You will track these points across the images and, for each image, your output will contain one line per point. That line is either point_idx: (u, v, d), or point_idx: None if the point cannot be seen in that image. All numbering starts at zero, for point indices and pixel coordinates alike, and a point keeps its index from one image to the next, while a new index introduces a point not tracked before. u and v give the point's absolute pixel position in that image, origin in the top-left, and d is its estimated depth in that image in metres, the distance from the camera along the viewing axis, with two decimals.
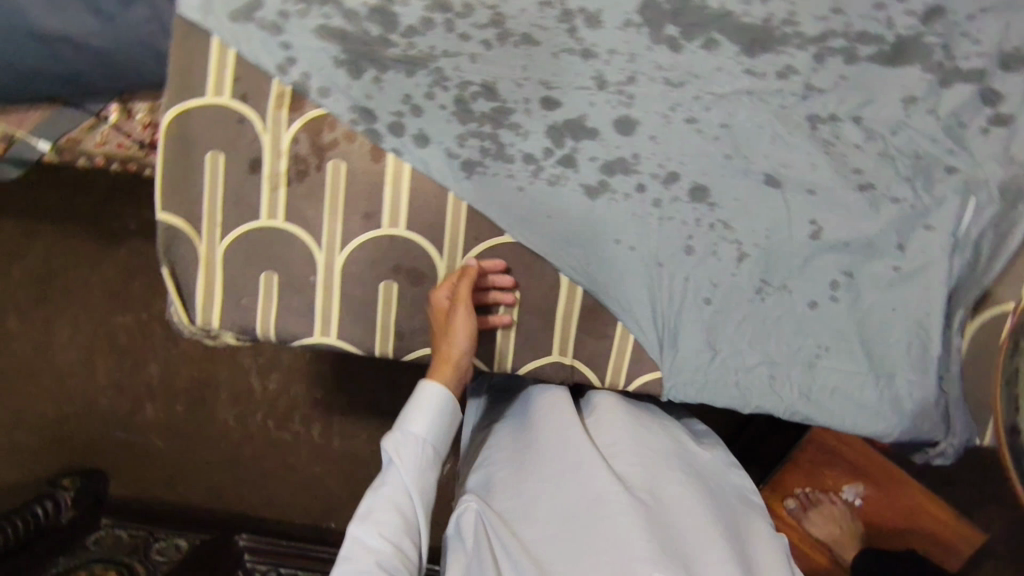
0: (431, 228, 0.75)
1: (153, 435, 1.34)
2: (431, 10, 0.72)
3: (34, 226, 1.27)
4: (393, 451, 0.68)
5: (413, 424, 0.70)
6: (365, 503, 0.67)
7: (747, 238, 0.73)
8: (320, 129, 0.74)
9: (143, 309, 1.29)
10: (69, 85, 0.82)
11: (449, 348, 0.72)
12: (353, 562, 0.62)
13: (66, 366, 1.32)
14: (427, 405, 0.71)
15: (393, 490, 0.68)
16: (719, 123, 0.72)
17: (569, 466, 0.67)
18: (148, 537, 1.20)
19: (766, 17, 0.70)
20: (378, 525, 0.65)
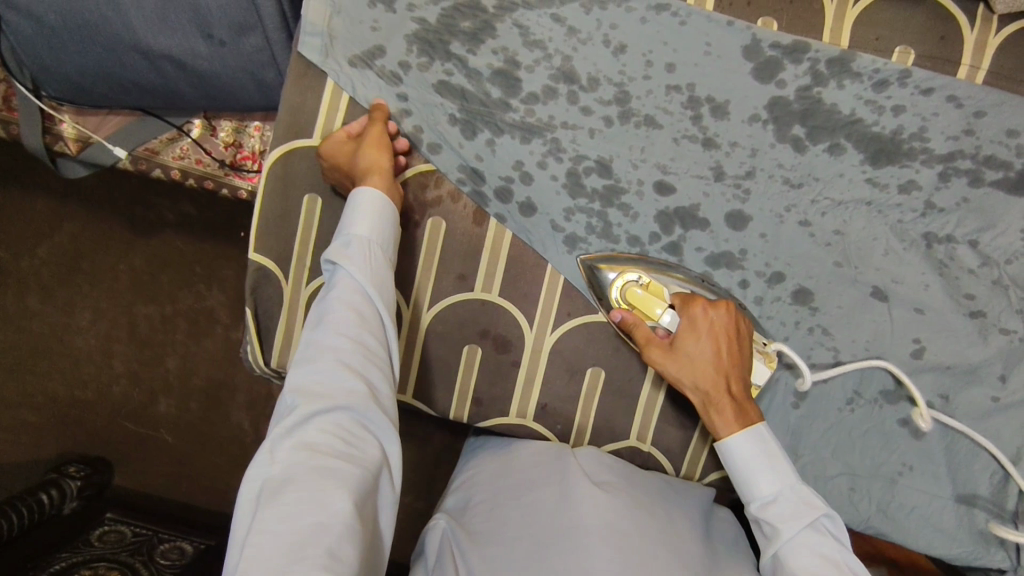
0: (525, 298, 0.73)
1: (165, 430, 1.29)
2: (556, 80, 0.70)
3: (65, 208, 1.25)
4: (337, 253, 0.60)
5: (356, 227, 0.62)
6: (315, 313, 0.58)
7: (845, 347, 0.71)
8: (426, 185, 0.72)
9: (169, 302, 1.26)
10: (162, 99, 0.81)
11: (367, 160, 0.66)
12: (312, 364, 0.55)
13: (84, 351, 1.28)
14: (365, 207, 0.63)
15: (345, 291, 0.59)
16: (833, 230, 0.70)
17: (553, 498, 0.68)
18: (153, 537, 1.10)
19: (896, 129, 0.68)
20: (331, 321, 0.57)
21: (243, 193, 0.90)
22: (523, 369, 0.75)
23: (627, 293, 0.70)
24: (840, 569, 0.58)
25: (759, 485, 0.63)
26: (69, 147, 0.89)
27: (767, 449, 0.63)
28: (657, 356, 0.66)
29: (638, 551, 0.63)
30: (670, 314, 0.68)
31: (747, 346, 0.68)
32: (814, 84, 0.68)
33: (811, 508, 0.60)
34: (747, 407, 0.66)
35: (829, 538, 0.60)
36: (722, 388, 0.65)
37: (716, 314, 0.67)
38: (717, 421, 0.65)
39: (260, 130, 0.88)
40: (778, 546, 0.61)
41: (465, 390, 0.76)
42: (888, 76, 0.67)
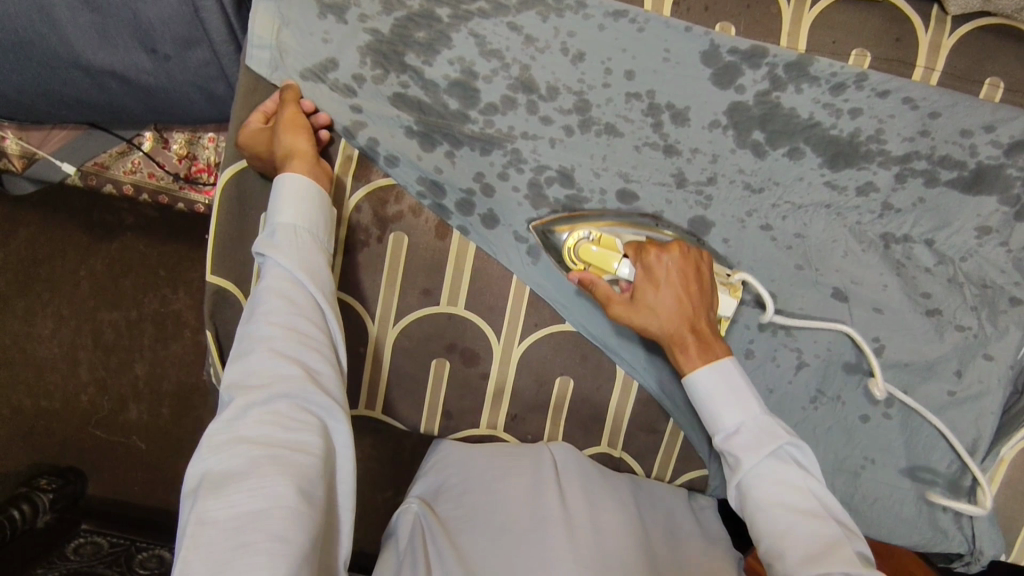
0: (490, 310, 0.73)
1: (137, 437, 1.27)
2: (514, 89, 0.69)
3: (19, 217, 1.23)
4: (266, 241, 0.57)
5: (283, 214, 0.59)
6: (248, 306, 0.56)
7: (807, 347, 0.72)
8: (387, 199, 0.71)
9: (133, 309, 1.24)
10: (107, 113, 0.78)
11: (285, 141, 0.64)
12: (246, 360, 0.52)
13: (47, 361, 1.26)
14: (294, 192, 0.60)
15: (275, 280, 0.56)
16: (793, 233, 0.71)
17: (521, 486, 0.69)
18: (130, 547, 1.09)
19: (854, 132, 0.68)
20: (264, 310, 0.54)
21: (200, 206, 0.89)
22: (492, 380, 0.75)
23: (581, 251, 0.66)
24: (802, 498, 0.55)
25: (721, 417, 0.58)
26: (13, 164, 0.86)
27: (731, 380, 0.59)
28: (619, 311, 0.62)
29: (602, 537, 0.64)
30: (627, 264, 0.64)
31: (708, 283, 0.64)
32: (772, 88, 0.68)
33: (774, 437, 0.56)
34: (716, 342, 0.61)
35: (795, 469, 0.56)
36: (686, 330, 0.61)
37: (670, 258, 0.63)
38: (684, 362, 0.60)
39: (214, 141, 0.85)
40: (741, 477, 0.56)
41: (435, 403, 0.76)
42: (845, 79, 0.67)
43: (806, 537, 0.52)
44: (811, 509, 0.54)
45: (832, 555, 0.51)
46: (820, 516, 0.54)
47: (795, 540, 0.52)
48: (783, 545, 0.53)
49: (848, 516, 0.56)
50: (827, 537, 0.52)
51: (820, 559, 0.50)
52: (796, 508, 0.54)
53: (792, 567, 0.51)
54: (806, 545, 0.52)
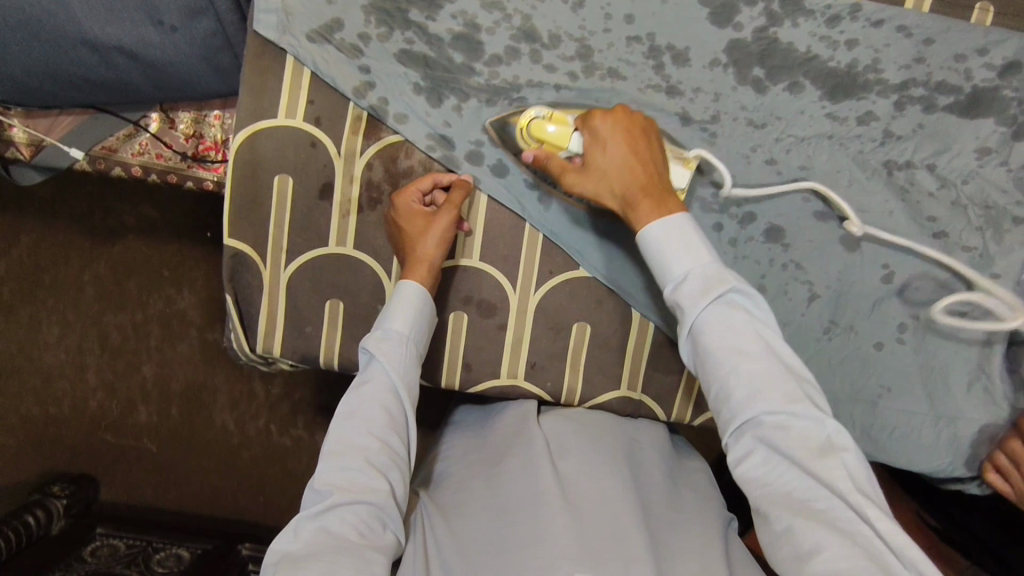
0: (505, 260, 0.74)
1: (148, 439, 1.27)
2: (518, 40, 0.70)
3: (23, 219, 1.23)
4: (376, 349, 0.65)
5: (394, 322, 0.67)
6: (349, 400, 0.64)
7: (819, 280, 0.73)
8: (398, 156, 0.72)
9: (139, 309, 1.24)
10: (115, 92, 0.79)
11: (424, 249, 0.69)
12: (341, 460, 0.61)
13: (56, 367, 1.26)
14: (407, 305, 0.67)
15: (378, 387, 0.65)
16: (798, 166, 0.72)
17: (518, 462, 0.68)
18: (147, 547, 1.09)
19: (851, 63, 0.70)
20: (364, 417, 0.63)
21: (209, 183, 0.89)
22: (510, 331, 0.76)
23: (535, 128, 0.67)
24: (749, 341, 0.54)
25: (670, 268, 0.57)
26: (22, 151, 0.87)
27: (680, 233, 0.58)
28: (572, 179, 0.64)
29: (601, 506, 0.64)
30: (577, 138, 0.65)
31: (657, 144, 0.64)
32: (769, 24, 0.69)
33: (720, 283, 0.55)
34: (670, 198, 0.61)
35: (742, 312, 0.55)
36: (637, 187, 0.61)
37: (616, 121, 0.63)
38: (637, 219, 0.60)
39: (220, 119, 0.86)
40: (689, 324, 0.56)
41: (455, 357, 0.76)
42: (839, 11, 0.69)
43: (750, 377, 0.53)
44: (757, 349, 0.54)
45: (768, 393, 0.52)
46: (764, 354, 0.53)
47: (740, 381, 0.53)
48: (729, 386, 0.53)
49: (794, 351, 0.55)
50: (770, 374, 0.53)
51: (761, 398, 0.52)
52: (742, 349, 0.54)
53: (738, 408, 0.53)
54: (750, 385, 0.53)
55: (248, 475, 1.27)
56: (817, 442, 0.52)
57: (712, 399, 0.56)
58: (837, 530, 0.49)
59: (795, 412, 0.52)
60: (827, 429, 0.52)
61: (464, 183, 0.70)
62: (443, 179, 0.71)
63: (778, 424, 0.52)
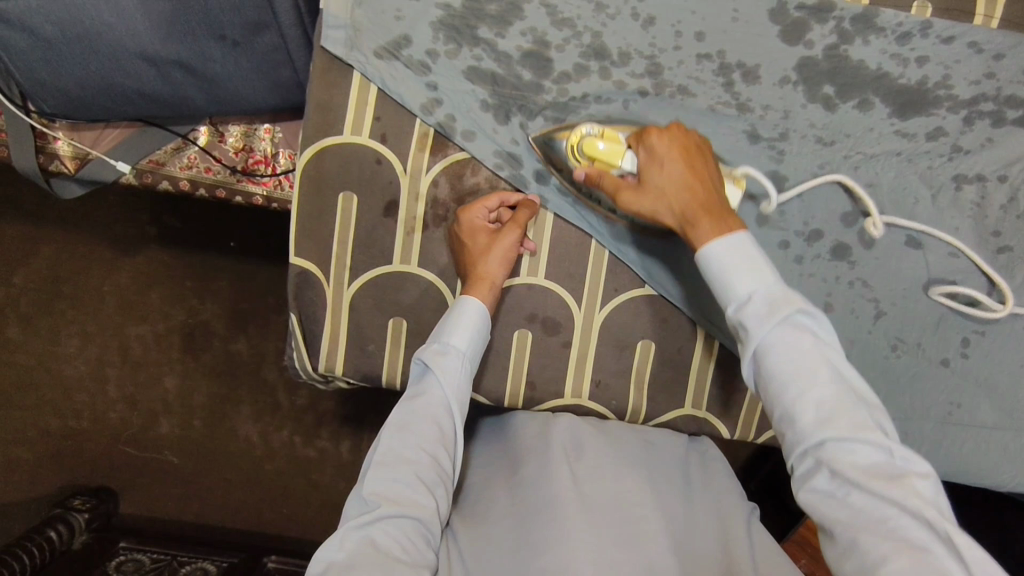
0: (571, 279, 0.73)
1: (169, 452, 1.25)
2: (587, 57, 0.69)
3: (43, 231, 1.21)
4: (432, 362, 0.64)
5: (452, 337, 0.66)
6: (402, 412, 0.63)
7: (885, 297, 0.72)
8: (464, 173, 0.71)
9: (160, 321, 1.23)
10: (166, 107, 0.77)
11: (489, 267, 0.69)
12: (391, 472, 0.60)
13: (75, 379, 1.23)
14: (463, 320, 0.67)
15: (433, 402, 0.64)
16: (866, 183, 0.71)
17: (534, 465, 0.69)
18: (171, 562, 1.06)
19: (922, 79, 0.70)
20: (415, 431, 0.62)
21: (258, 198, 0.87)
22: (575, 349, 0.75)
23: (586, 146, 0.67)
24: (818, 364, 0.51)
25: (735, 287, 0.55)
26: (66, 166, 0.85)
27: (746, 253, 0.56)
28: (628, 197, 0.63)
29: (624, 522, 0.64)
30: (630, 155, 0.65)
31: (711, 163, 0.64)
32: (841, 42, 0.69)
33: (788, 304, 0.53)
34: (729, 216, 0.59)
35: (807, 333, 0.53)
36: (695, 205, 0.60)
37: (671, 138, 0.63)
38: (695, 238, 0.59)
39: (271, 133, 0.86)
40: (755, 349, 0.54)
41: (518, 375, 0.76)
42: (910, 29, 0.69)
43: (817, 401, 0.51)
44: (825, 371, 0.51)
45: (838, 420, 0.50)
46: (834, 379, 0.51)
47: (806, 406, 0.51)
48: (796, 411, 0.51)
49: (860, 374, 0.53)
50: (837, 398, 0.50)
51: (830, 424, 0.50)
52: (810, 373, 0.51)
53: (805, 431, 0.51)
54: (818, 411, 0.51)
55: (275, 488, 1.25)
56: (887, 472, 0.48)
57: (778, 423, 0.53)
58: (917, 552, 0.45)
59: (865, 439, 0.49)
60: (899, 457, 0.48)
61: (529, 202, 0.70)
62: (512, 198, 0.71)
63: (847, 451, 0.49)
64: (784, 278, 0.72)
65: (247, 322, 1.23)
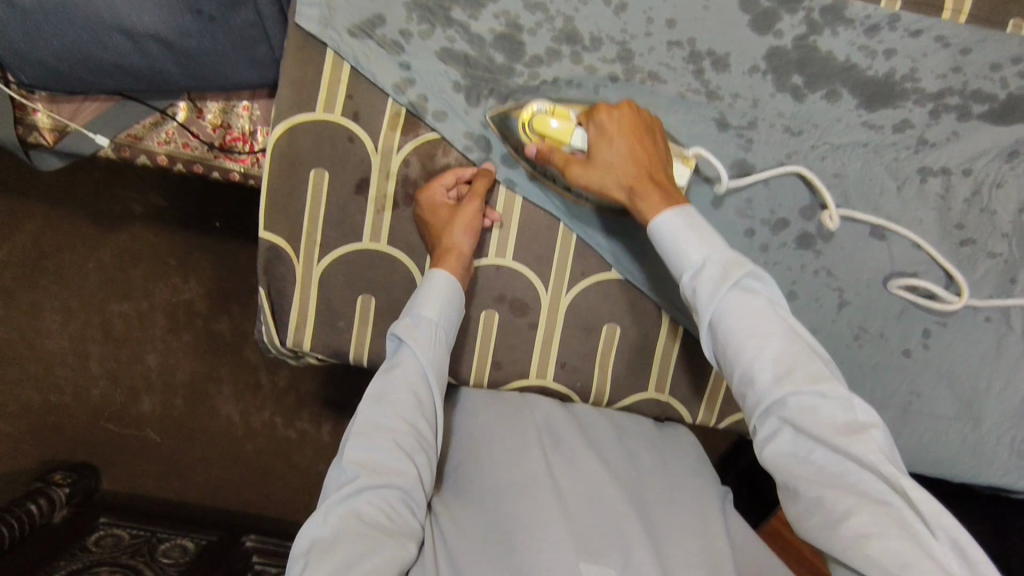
0: (540, 261, 0.74)
1: (150, 429, 1.26)
2: (559, 41, 0.70)
3: (24, 206, 1.21)
4: (405, 333, 0.65)
5: (425, 307, 0.66)
6: (377, 383, 0.64)
7: (849, 286, 0.73)
8: (435, 153, 0.72)
9: (143, 299, 1.23)
10: (145, 81, 0.78)
11: (453, 240, 0.69)
12: (369, 442, 0.60)
13: (57, 355, 1.24)
14: (436, 291, 0.67)
15: (408, 372, 0.64)
16: (831, 173, 0.72)
17: (513, 441, 0.69)
18: (151, 538, 1.07)
19: (889, 72, 0.70)
20: (393, 400, 0.63)
21: (235, 174, 0.88)
22: (542, 331, 0.76)
23: (537, 123, 0.67)
24: (770, 322, 0.53)
25: (688, 254, 0.57)
26: (45, 138, 0.86)
27: (695, 223, 0.58)
28: (576, 170, 0.65)
29: (601, 500, 0.65)
30: (580, 132, 0.66)
31: (661, 142, 0.66)
32: (810, 32, 0.70)
33: (739, 267, 0.55)
34: (677, 192, 0.62)
35: (757, 294, 0.55)
36: (645, 178, 0.62)
37: (622, 115, 0.65)
38: (645, 208, 0.61)
39: (248, 109, 0.86)
40: (713, 315, 0.55)
41: (486, 355, 0.77)
42: (879, 21, 0.70)
43: (774, 359, 0.52)
44: (777, 330, 0.53)
45: (797, 374, 0.51)
46: (788, 336, 0.52)
47: (765, 365, 0.52)
48: (755, 371, 0.52)
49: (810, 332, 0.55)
50: (793, 354, 0.52)
51: (789, 380, 0.51)
52: (764, 331, 0.53)
53: (765, 390, 0.52)
54: (776, 368, 0.52)
55: (255, 466, 1.27)
56: (845, 422, 0.50)
57: (738, 386, 0.54)
58: (878, 505, 0.48)
59: (821, 392, 0.50)
60: (855, 408, 0.50)
61: (486, 171, 0.71)
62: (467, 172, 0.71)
63: (808, 406, 0.50)
64: (749, 266, 0.73)
65: (229, 301, 1.24)
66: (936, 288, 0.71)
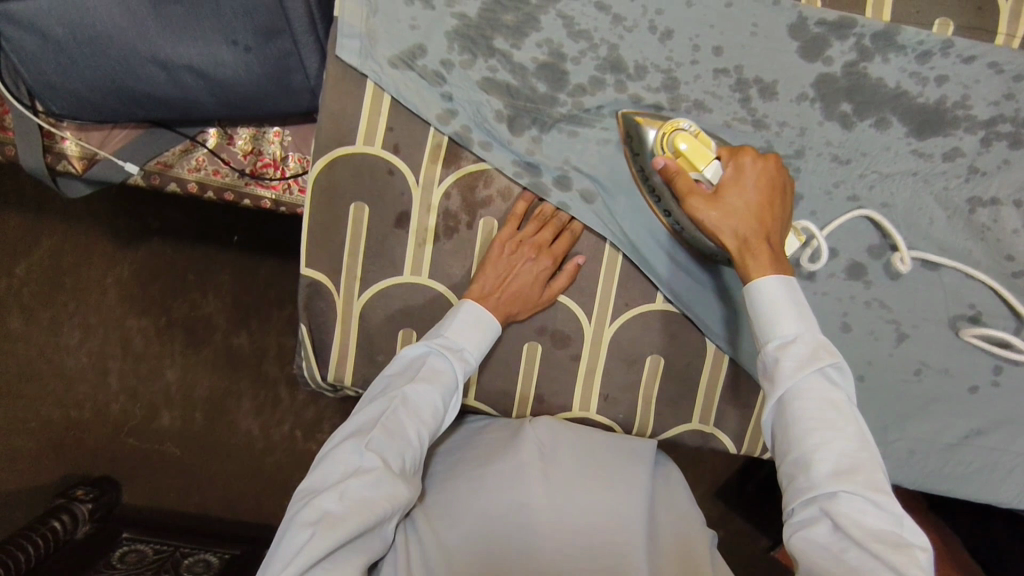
0: (582, 293, 0.73)
1: (171, 443, 1.23)
2: (603, 70, 0.69)
3: (45, 223, 1.21)
4: (453, 357, 0.65)
5: (470, 339, 0.67)
6: (418, 388, 0.63)
7: (904, 319, 0.71)
8: (477, 184, 0.71)
9: (163, 313, 1.23)
10: (178, 110, 0.77)
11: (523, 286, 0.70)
12: (396, 444, 0.60)
13: (77, 370, 1.23)
14: (483, 327, 0.68)
15: (445, 392, 0.64)
16: (880, 202, 0.71)
17: (501, 470, 0.67)
18: (174, 552, 1.04)
19: (940, 99, 0.69)
20: (418, 409, 0.62)
21: (266, 202, 0.86)
22: (583, 362, 0.75)
23: (677, 137, 0.65)
24: (844, 417, 0.52)
25: (776, 327, 0.55)
26: (73, 166, 0.84)
27: (797, 296, 0.56)
28: (698, 203, 0.60)
29: (578, 536, 0.63)
30: (716, 166, 0.63)
31: (786, 212, 0.62)
32: (860, 59, 0.68)
33: (828, 354, 0.53)
34: (785, 263, 0.59)
35: (836, 386, 0.54)
36: (762, 236, 0.59)
37: (764, 167, 0.62)
38: (754, 266, 0.57)
39: (280, 136, 0.85)
40: (783, 391, 0.54)
41: (527, 388, 0.76)
42: (931, 47, 0.68)
43: (838, 453, 0.51)
44: (849, 425, 0.52)
45: (857, 476, 0.50)
46: (859, 437, 0.51)
47: (827, 456, 0.51)
48: (815, 457, 0.51)
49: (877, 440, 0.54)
50: (857, 455, 0.51)
51: (849, 479, 0.50)
52: (836, 424, 0.52)
53: (819, 479, 0.51)
54: (837, 463, 0.51)
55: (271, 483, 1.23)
56: (892, 538, 0.49)
57: (787, 468, 0.53)
58: None
59: (878, 502, 0.49)
60: (906, 527, 0.49)
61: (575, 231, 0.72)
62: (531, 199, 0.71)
63: (857, 510, 0.49)
64: None
65: (250, 317, 1.22)
66: (1010, 337, 0.69)
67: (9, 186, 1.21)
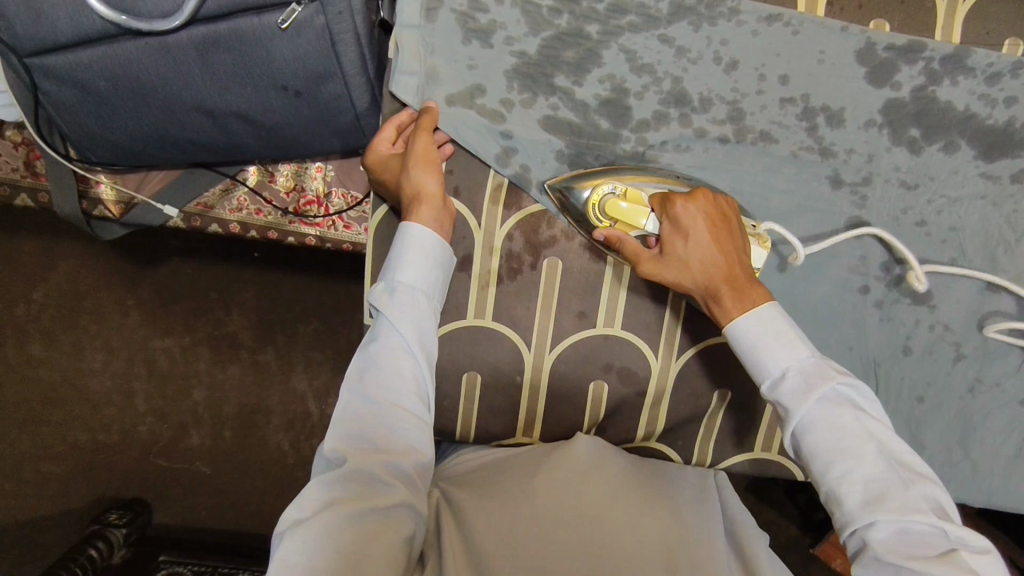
0: (648, 328, 0.72)
1: (200, 462, 1.19)
2: (667, 104, 0.67)
3: (63, 247, 1.17)
4: (380, 300, 0.60)
5: (402, 272, 0.61)
6: (357, 360, 0.58)
7: (976, 342, 0.70)
8: (539, 226, 0.70)
9: (187, 333, 1.19)
10: (220, 152, 0.74)
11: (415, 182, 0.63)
12: (348, 426, 0.55)
13: (102, 394, 1.18)
14: (418, 248, 0.62)
15: (387, 341, 0.58)
16: (947, 227, 0.70)
17: (552, 476, 0.65)
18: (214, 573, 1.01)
19: (1009, 120, 0.67)
20: (360, 376, 0.57)
21: (310, 238, 0.84)
22: (648, 398, 0.74)
23: (609, 207, 0.65)
24: (858, 440, 0.52)
25: (767, 364, 0.57)
26: (111, 211, 0.82)
27: (774, 326, 0.57)
28: (648, 268, 0.62)
29: (616, 532, 0.60)
30: (653, 219, 0.64)
31: (738, 229, 0.64)
32: (929, 82, 0.67)
33: (826, 379, 0.54)
34: (754, 288, 0.60)
35: (848, 405, 0.54)
36: (720, 278, 0.60)
37: (696, 207, 0.62)
38: (722, 314, 0.60)
39: (322, 171, 0.82)
40: (794, 427, 0.55)
41: (591, 425, 0.75)
42: (1001, 69, 0.67)
43: (862, 482, 0.51)
44: (869, 449, 0.52)
45: (886, 497, 0.50)
46: (877, 457, 0.51)
47: (853, 484, 0.51)
48: (842, 491, 0.52)
49: (911, 448, 0.53)
50: (884, 477, 0.51)
51: (877, 504, 0.50)
52: (852, 450, 0.52)
53: (852, 512, 0.51)
54: (863, 490, 0.51)
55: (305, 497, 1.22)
56: (937, 549, 0.48)
57: (823, 500, 0.54)
58: None
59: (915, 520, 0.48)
60: (953, 534, 0.48)
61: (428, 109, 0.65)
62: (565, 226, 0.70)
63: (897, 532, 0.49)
64: (861, 322, 0.71)
65: (274, 331, 1.20)
66: None
67: (20, 210, 1.15)
